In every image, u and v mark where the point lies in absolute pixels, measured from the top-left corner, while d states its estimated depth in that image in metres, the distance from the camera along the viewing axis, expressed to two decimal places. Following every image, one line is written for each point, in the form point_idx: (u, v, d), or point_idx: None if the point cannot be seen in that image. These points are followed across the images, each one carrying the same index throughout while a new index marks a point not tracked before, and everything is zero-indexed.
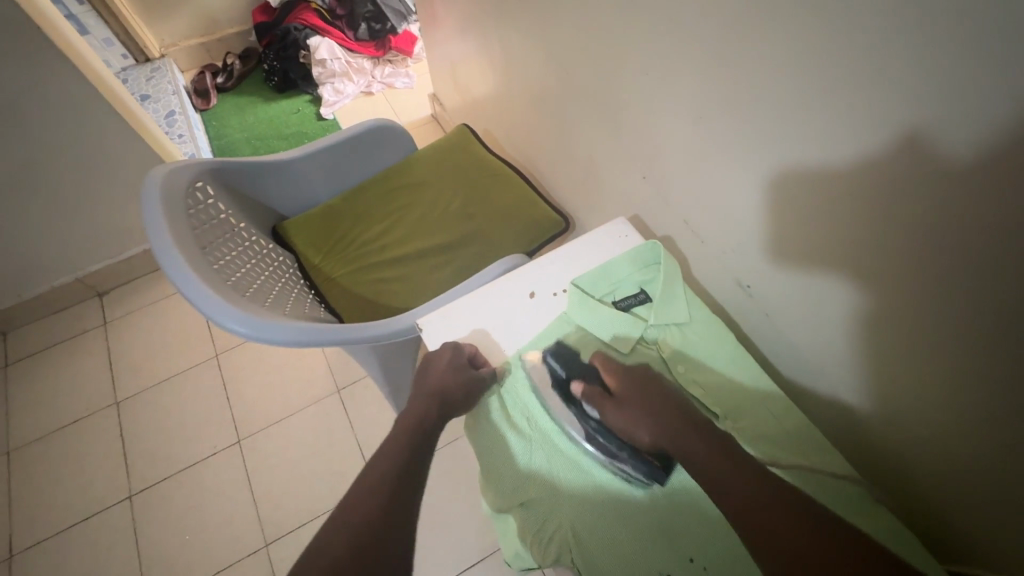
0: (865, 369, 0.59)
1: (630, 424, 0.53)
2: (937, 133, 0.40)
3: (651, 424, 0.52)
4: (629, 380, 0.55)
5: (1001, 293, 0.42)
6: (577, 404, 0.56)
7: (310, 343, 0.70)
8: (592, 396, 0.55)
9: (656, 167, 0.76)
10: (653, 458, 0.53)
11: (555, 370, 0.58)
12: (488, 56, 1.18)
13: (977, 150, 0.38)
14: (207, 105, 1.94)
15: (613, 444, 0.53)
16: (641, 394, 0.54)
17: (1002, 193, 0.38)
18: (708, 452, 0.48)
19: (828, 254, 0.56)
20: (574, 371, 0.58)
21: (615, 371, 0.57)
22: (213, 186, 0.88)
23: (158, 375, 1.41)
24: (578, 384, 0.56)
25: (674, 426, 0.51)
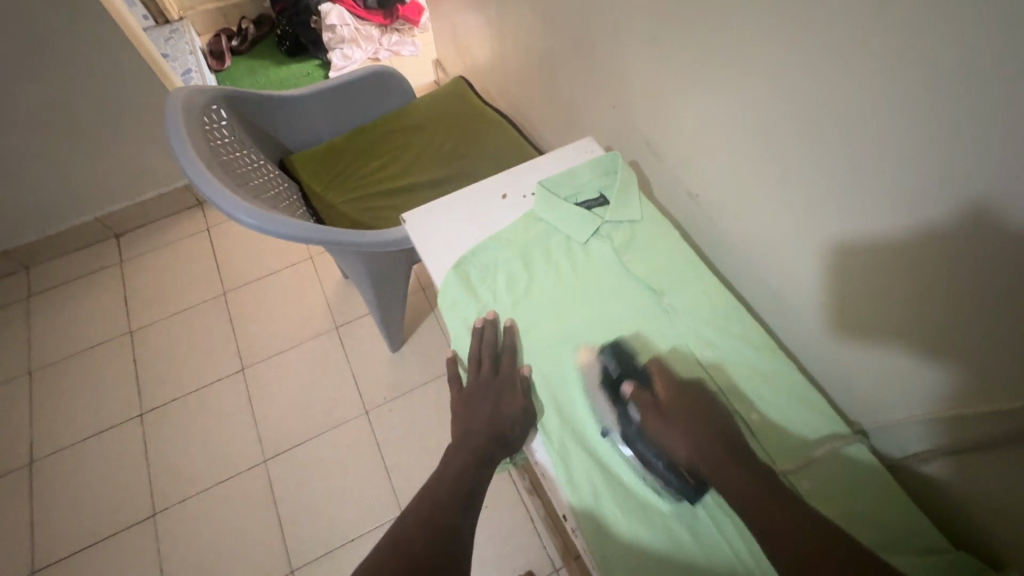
0: (783, 256, 0.68)
1: (669, 435, 0.53)
2: (830, 15, 0.49)
3: (690, 441, 0.52)
4: (678, 394, 0.55)
5: (877, 153, 0.50)
6: (622, 405, 0.57)
7: (309, 239, 0.80)
8: (639, 402, 0.55)
9: (625, 97, 0.85)
10: (686, 478, 0.53)
11: (608, 368, 0.60)
12: (485, 13, 1.27)
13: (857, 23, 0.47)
14: (221, 66, 2.03)
15: (648, 451, 0.54)
16: (687, 412, 0.54)
17: (875, 53, 0.47)
18: (748, 484, 0.48)
19: (763, 157, 0.64)
20: (628, 372, 0.59)
21: (669, 382, 0.56)
22: (227, 111, 0.97)
23: (169, 309, 1.51)
24: (628, 386, 0.56)
25: (710, 447, 0.51)
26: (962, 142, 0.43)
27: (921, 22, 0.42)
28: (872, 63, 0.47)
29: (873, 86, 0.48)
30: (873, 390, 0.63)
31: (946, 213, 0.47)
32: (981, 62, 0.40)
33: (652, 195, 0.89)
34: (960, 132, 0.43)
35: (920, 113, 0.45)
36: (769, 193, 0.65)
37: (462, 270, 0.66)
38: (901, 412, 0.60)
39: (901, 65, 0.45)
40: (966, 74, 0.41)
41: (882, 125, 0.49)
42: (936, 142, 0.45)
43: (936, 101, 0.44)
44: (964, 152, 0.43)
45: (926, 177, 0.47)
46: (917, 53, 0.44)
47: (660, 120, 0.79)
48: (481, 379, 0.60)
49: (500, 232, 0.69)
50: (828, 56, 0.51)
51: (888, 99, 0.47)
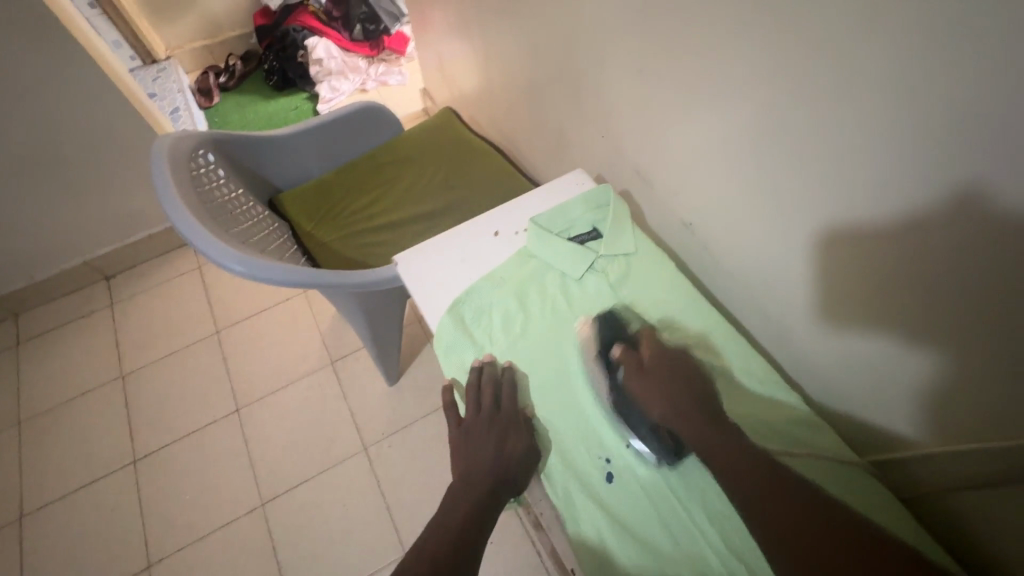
0: (783, 283, 0.67)
1: (647, 394, 0.55)
2: (813, 50, 0.49)
3: (664, 402, 0.54)
4: (662, 354, 0.57)
5: (870, 184, 0.50)
6: (612, 368, 0.59)
7: (300, 284, 0.78)
8: (626, 362, 0.57)
9: (613, 127, 0.85)
10: (666, 439, 0.55)
11: (601, 331, 0.62)
12: (470, 45, 1.28)
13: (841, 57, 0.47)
14: (209, 103, 2.04)
15: (631, 411, 0.57)
16: (668, 374, 0.55)
17: (860, 86, 0.47)
18: (724, 446, 0.49)
19: (756, 184, 0.63)
20: (618, 336, 0.62)
21: (656, 343, 0.59)
22: (214, 155, 0.96)
23: (161, 351, 1.48)
24: (618, 347, 0.59)
25: (687, 406, 0.53)
26: (958, 171, 0.43)
27: (907, 52, 0.42)
28: (859, 93, 0.47)
29: (863, 115, 0.48)
30: (880, 415, 0.62)
31: (945, 240, 0.46)
32: (971, 92, 0.39)
33: (645, 222, 0.88)
34: (955, 161, 0.42)
35: (913, 141, 0.45)
36: (764, 222, 0.64)
37: (456, 311, 0.65)
38: (918, 438, 0.59)
39: (890, 94, 0.45)
40: (956, 104, 0.41)
41: (875, 154, 0.48)
42: (930, 170, 0.44)
43: (928, 131, 0.43)
44: (962, 181, 0.43)
45: (923, 204, 0.46)
46: (905, 82, 0.43)
47: (649, 149, 0.78)
48: (481, 414, 0.58)
49: (494, 271, 0.68)
50: (816, 88, 0.50)
51: (879, 127, 0.47)
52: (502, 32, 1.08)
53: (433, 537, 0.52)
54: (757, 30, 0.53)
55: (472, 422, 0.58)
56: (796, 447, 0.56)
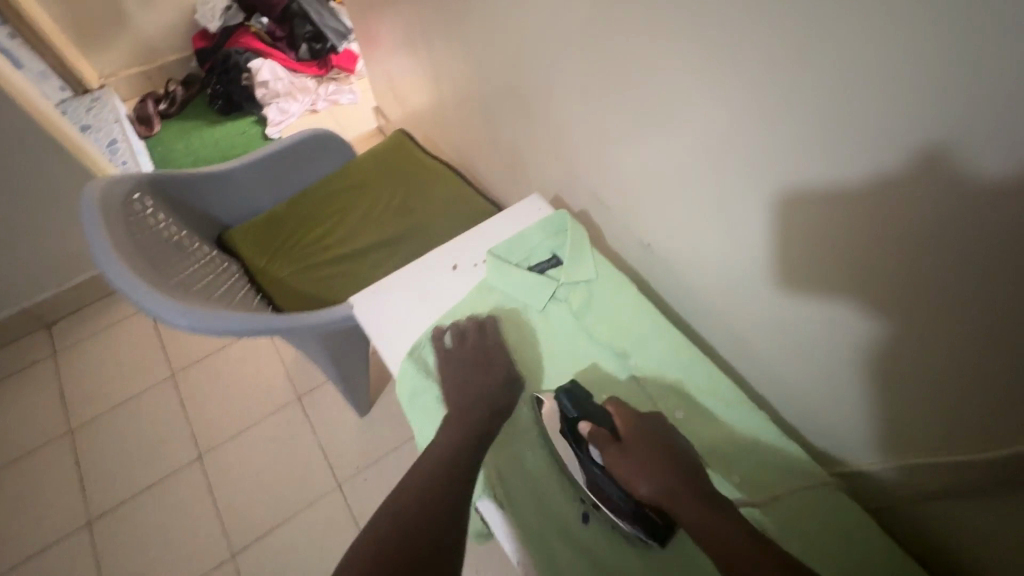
0: (744, 301, 0.67)
1: (630, 476, 0.52)
2: (746, 80, 0.49)
3: (649, 479, 0.51)
4: (636, 428, 0.55)
5: (819, 207, 0.50)
6: (585, 446, 0.56)
7: (253, 331, 0.74)
8: (600, 441, 0.54)
9: (566, 148, 0.85)
10: (652, 517, 0.53)
11: (566, 410, 0.57)
12: (419, 64, 1.26)
13: (770, 85, 0.48)
14: (150, 131, 1.95)
15: (611, 491, 0.54)
16: (648, 449, 0.53)
17: (794, 116, 0.47)
18: (715, 522, 0.47)
19: (707, 207, 0.63)
20: (585, 411, 0.57)
21: (628, 418, 0.56)
22: (152, 197, 0.90)
23: (112, 400, 1.39)
24: (586, 425, 0.55)
25: (671, 481, 0.51)
26: (900, 197, 0.43)
27: (843, 82, 0.42)
28: (799, 120, 0.47)
29: (805, 141, 0.48)
30: (841, 430, 0.64)
31: (893, 263, 0.47)
32: (907, 122, 0.40)
33: (606, 240, 0.88)
34: (897, 186, 0.43)
35: (857, 167, 0.45)
36: (719, 245, 0.64)
37: (417, 356, 0.62)
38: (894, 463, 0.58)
39: (829, 123, 0.45)
40: (894, 133, 0.41)
41: (821, 178, 0.48)
42: (875, 195, 0.45)
43: (870, 157, 0.44)
44: (905, 206, 0.43)
45: (870, 227, 0.47)
46: (843, 110, 0.43)
47: (604, 170, 0.78)
48: (466, 352, 0.62)
49: (454, 308, 0.66)
50: (752, 116, 0.51)
51: (822, 153, 0.47)
52: (451, 53, 1.06)
53: (444, 468, 0.53)
54: (696, 58, 0.53)
55: (458, 353, 0.62)
56: (779, 482, 0.56)
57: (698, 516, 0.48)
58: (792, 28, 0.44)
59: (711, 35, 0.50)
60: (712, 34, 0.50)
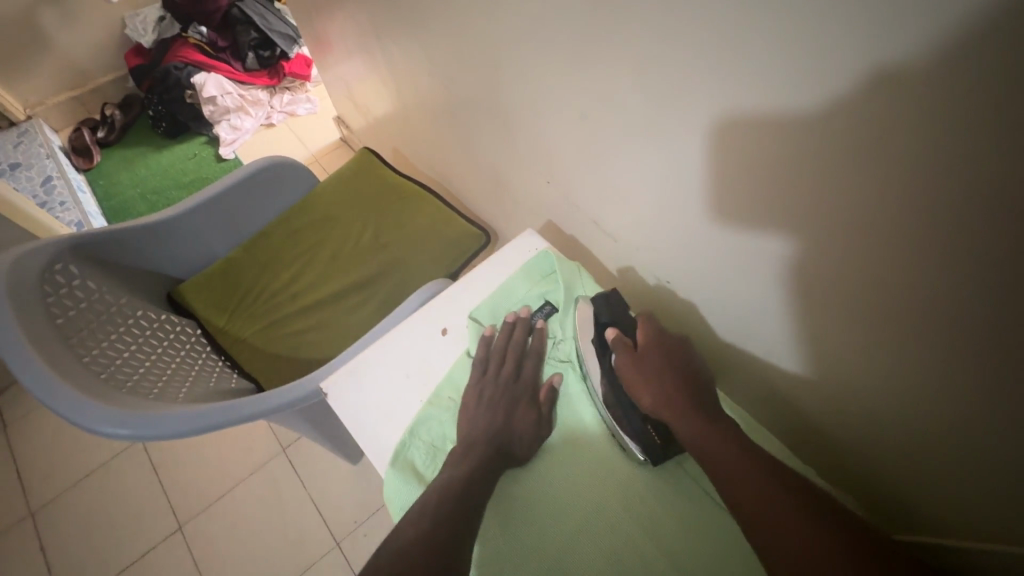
0: (785, 339, 0.57)
1: (638, 384, 0.56)
2: (777, 99, 0.39)
3: (654, 391, 0.55)
4: (657, 343, 0.58)
5: (887, 248, 0.40)
6: (606, 354, 0.60)
7: (207, 429, 0.64)
8: (620, 346, 0.59)
9: (557, 170, 0.74)
10: (654, 434, 0.55)
11: (597, 316, 0.62)
12: (378, 74, 1.12)
13: (811, 106, 0.38)
14: (89, 163, 1.77)
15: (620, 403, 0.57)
16: (664, 360, 0.57)
17: (848, 147, 0.37)
18: (718, 442, 0.50)
19: (736, 244, 0.54)
20: (615, 318, 0.62)
21: (652, 330, 0.59)
22: (78, 264, 0.76)
23: (77, 472, 1.26)
24: (612, 331, 0.60)
25: (677, 393, 0.54)
26: (987, 247, 0.34)
27: (902, 111, 0.33)
28: (844, 152, 0.38)
29: (857, 176, 0.38)
30: (892, 471, 0.57)
31: (980, 315, 0.38)
32: (1004, 161, 0.30)
33: (616, 267, 0.78)
34: (985, 234, 0.34)
35: (930, 209, 0.36)
36: (752, 283, 0.55)
37: (402, 461, 0.55)
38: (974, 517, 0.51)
39: (893, 156, 0.35)
40: (985, 173, 0.32)
41: (880, 219, 0.39)
42: (953, 242, 0.36)
43: (948, 199, 0.34)
44: (996, 257, 0.34)
45: (948, 275, 0.38)
46: (912, 144, 0.34)
47: (604, 196, 0.68)
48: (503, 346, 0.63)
49: (442, 387, 0.61)
50: (788, 145, 0.41)
51: (881, 190, 0.37)
52: (410, 62, 0.94)
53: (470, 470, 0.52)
54: (709, 76, 0.43)
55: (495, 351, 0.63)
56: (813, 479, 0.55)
57: (687, 425, 0.52)
58: (834, 44, 0.34)
59: (728, 49, 0.40)
60: (730, 46, 0.40)
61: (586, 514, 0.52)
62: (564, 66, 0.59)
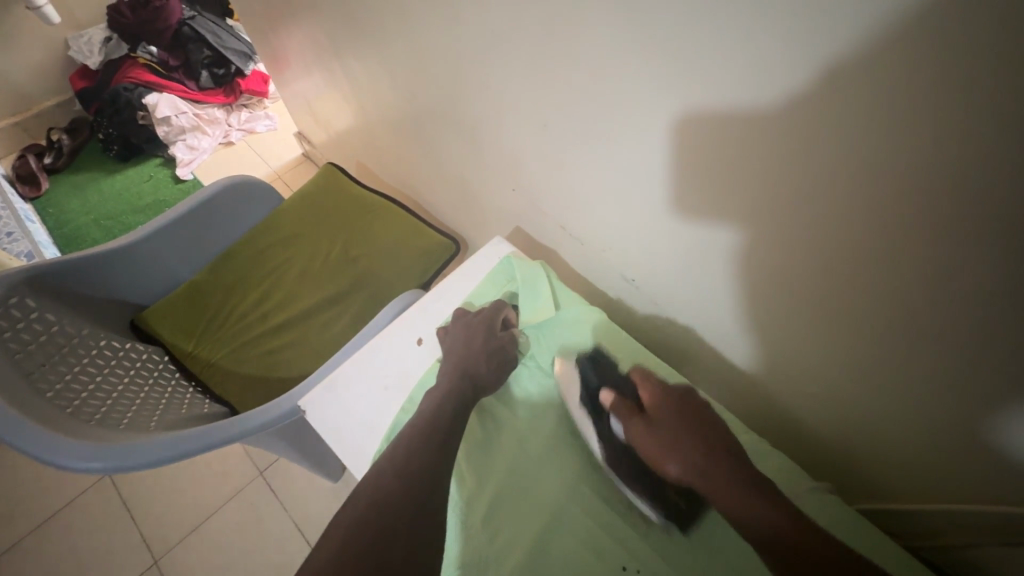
0: (743, 326, 0.61)
1: (659, 446, 0.54)
2: (718, 99, 0.44)
3: (679, 453, 0.53)
4: (665, 400, 0.58)
5: (828, 229, 0.44)
6: (603, 418, 0.58)
7: (183, 456, 0.63)
8: (622, 408, 0.58)
9: (523, 177, 0.77)
10: (679, 501, 0.53)
11: (588, 379, 0.62)
12: (339, 90, 1.13)
13: (749, 104, 0.42)
14: (37, 191, 1.70)
15: (633, 470, 0.55)
16: (675, 419, 0.56)
17: (784, 139, 0.42)
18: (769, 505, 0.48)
19: (696, 238, 0.57)
20: (605, 380, 0.61)
21: (657, 390, 0.59)
22: (36, 297, 0.74)
23: (39, 516, 1.19)
24: (609, 393, 0.59)
25: (706, 460, 0.52)
26: (908, 221, 0.39)
27: (825, 104, 0.38)
28: (780, 143, 0.42)
29: (806, 167, 0.42)
30: (850, 442, 0.60)
31: (920, 287, 0.42)
32: (923, 142, 0.35)
33: (584, 270, 0.81)
34: (921, 211, 0.37)
35: (863, 190, 0.40)
36: (713, 273, 0.59)
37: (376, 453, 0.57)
38: (930, 480, 0.55)
39: (823, 147, 0.40)
40: (917, 154, 0.35)
41: (834, 205, 0.42)
42: (899, 221, 0.39)
43: (880, 180, 0.38)
44: (922, 229, 0.38)
45: (892, 253, 0.41)
46: (850, 132, 0.38)
47: (568, 199, 0.71)
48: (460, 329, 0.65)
49: (416, 393, 0.62)
50: (729, 142, 0.45)
51: (837, 178, 0.41)
52: (371, 76, 0.95)
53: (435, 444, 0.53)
54: (670, 82, 0.46)
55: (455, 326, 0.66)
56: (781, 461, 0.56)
57: (718, 482, 0.51)
58: (767, 48, 0.38)
59: (675, 55, 0.44)
60: (672, 53, 0.44)
61: (553, 513, 0.53)
62: (526, 79, 0.62)
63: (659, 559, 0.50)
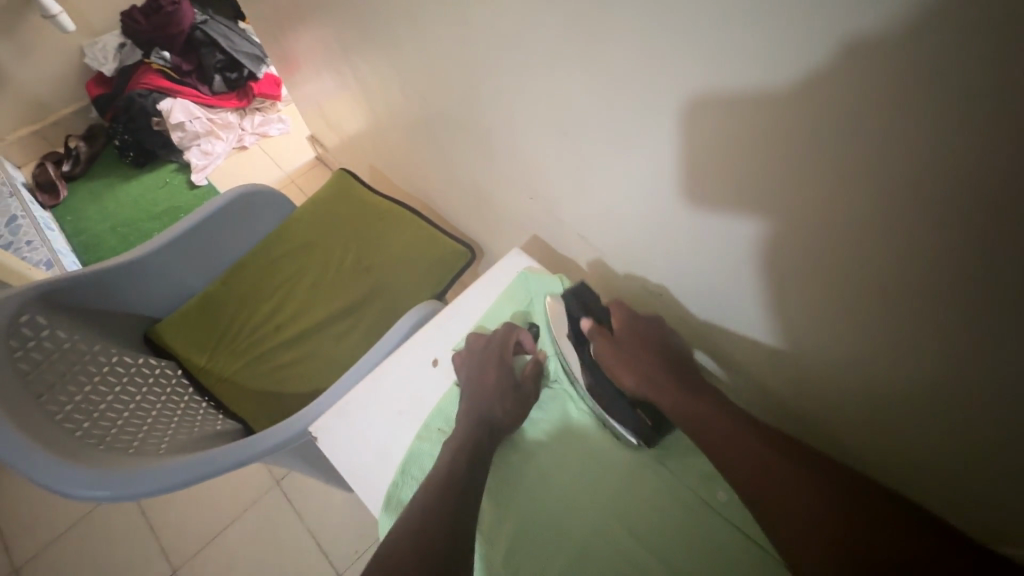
0: (776, 350, 0.57)
1: (618, 367, 0.58)
2: (748, 114, 0.39)
3: (635, 371, 0.57)
4: (633, 325, 0.59)
5: (878, 255, 0.40)
6: (583, 343, 0.61)
7: (193, 481, 0.61)
8: (596, 335, 0.59)
9: (540, 184, 0.73)
10: (645, 419, 0.57)
11: (568, 307, 0.63)
12: (350, 93, 1.10)
13: (785, 120, 0.37)
14: (56, 199, 1.71)
15: (607, 393, 0.59)
16: (639, 344, 0.57)
17: (827, 158, 0.37)
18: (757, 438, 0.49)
19: (724, 259, 0.53)
20: (587, 310, 0.61)
21: (627, 317, 0.59)
22: (47, 314, 0.73)
23: (62, 524, 1.20)
24: (585, 321, 0.60)
25: (658, 377, 0.55)
26: (977, 255, 0.34)
27: (873, 123, 0.33)
28: (824, 163, 0.37)
29: (852, 190, 0.37)
30: (898, 477, 0.55)
31: (989, 319, 0.37)
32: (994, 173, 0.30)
33: (606, 282, 0.76)
34: (991, 243, 0.33)
35: (922, 218, 0.35)
36: (745, 294, 0.54)
37: (395, 503, 0.53)
38: (993, 522, 0.49)
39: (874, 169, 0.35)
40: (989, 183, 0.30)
41: (887, 227, 0.37)
42: (968, 255, 0.34)
43: (944, 209, 0.33)
44: (991, 264, 0.34)
45: (956, 288, 0.37)
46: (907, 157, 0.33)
47: (587, 208, 0.67)
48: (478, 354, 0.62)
49: (432, 420, 0.59)
50: (762, 159, 0.41)
51: (889, 196, 0.36)
52: (382, 80, 0.92)
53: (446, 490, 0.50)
54: (697, 90, 0.42)
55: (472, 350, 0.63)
56: None
57: (671, 399, 0.54)
58: (806, 61, 0.33)
59: (701, 64, 0.40)
60: (698, 62, 0.40)
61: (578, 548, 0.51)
62: (536, 81, 0.58)
63: None
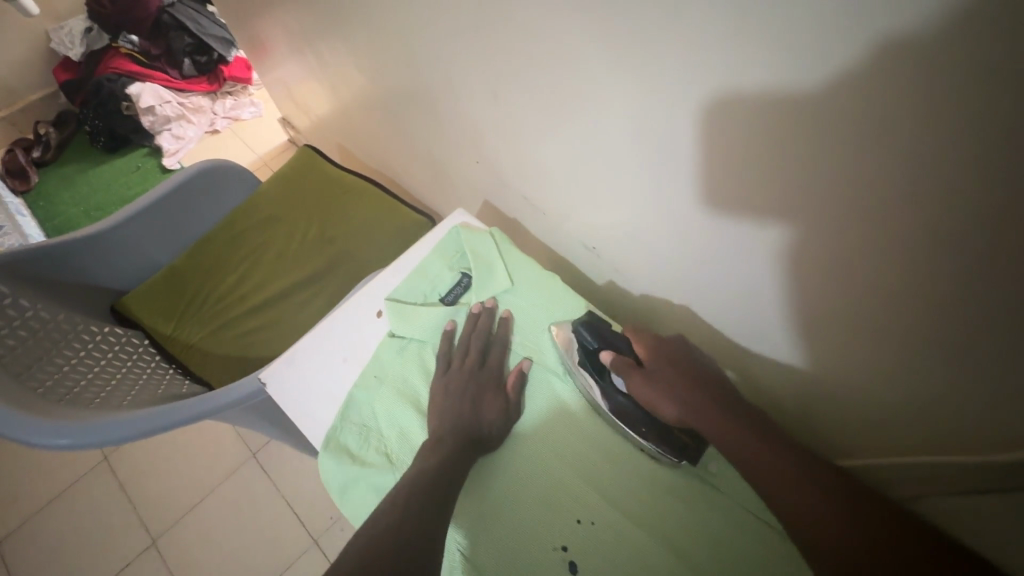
0: (689, 286, 0.61)
1: (659, 399, 0.54)
2: (635, 56, 0.43)
3: (675, 401, 0.54)
4: (660, 351, 0.56)
5: (757, 186, 0.43)
6: (605, 377, 0.58)
7: (152, 432, 0.64)
8: (620, 368, 0.57)
9: (483, 150, 0.76)
10: (685, 439, 0.54)
11: (585, 341, 0.59)
12: (312, 71, 1.11)
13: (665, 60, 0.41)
14: (27, 184, 1.71)
15: (637, 414, 0.56)
16: (671, 369, 0.55)
17: (702, 91, 0.41)
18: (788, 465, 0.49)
19: (639, 200, 0.56)
20: (605, 342, 0.59)
21: (653, 342, 0.57)
22: (6, 284, 0.76)
23: (40, 500, 1.23)
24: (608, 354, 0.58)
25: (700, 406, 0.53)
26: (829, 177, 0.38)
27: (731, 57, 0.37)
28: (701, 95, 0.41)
29: (726, 122, 0.41)
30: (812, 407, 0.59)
31: (851, 236, 0.41)
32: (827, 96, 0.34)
33: (548, 237, 0.80)
34: (839, 165, 0.37)
35: (783, 146, 0.39)
36: (660, 236, 0.58)
37: (336, 444, 0.59)
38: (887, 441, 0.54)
39: (740, 99, 0.39)
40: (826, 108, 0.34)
41: (757, 156, 0.41)
42: (824, 176, 0.38)
43: (799, 135, 0.37)
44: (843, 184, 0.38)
45: (823, 211, 0.41)
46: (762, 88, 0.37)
47: (523, 166, 0.70)
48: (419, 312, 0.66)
49: (372, 367, 0.63)
50: (651, 96, 0.44)
51: (754, 125, 0.40)
52: (336, 56, 0.94)
53: None
54: (590, 34, 0.45)
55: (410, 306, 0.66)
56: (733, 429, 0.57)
57: (725, 435, 0.51)
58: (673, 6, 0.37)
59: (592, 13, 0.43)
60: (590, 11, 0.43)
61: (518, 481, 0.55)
62: (513, 60, 0.56)
63: (627, 522, 0.53)
